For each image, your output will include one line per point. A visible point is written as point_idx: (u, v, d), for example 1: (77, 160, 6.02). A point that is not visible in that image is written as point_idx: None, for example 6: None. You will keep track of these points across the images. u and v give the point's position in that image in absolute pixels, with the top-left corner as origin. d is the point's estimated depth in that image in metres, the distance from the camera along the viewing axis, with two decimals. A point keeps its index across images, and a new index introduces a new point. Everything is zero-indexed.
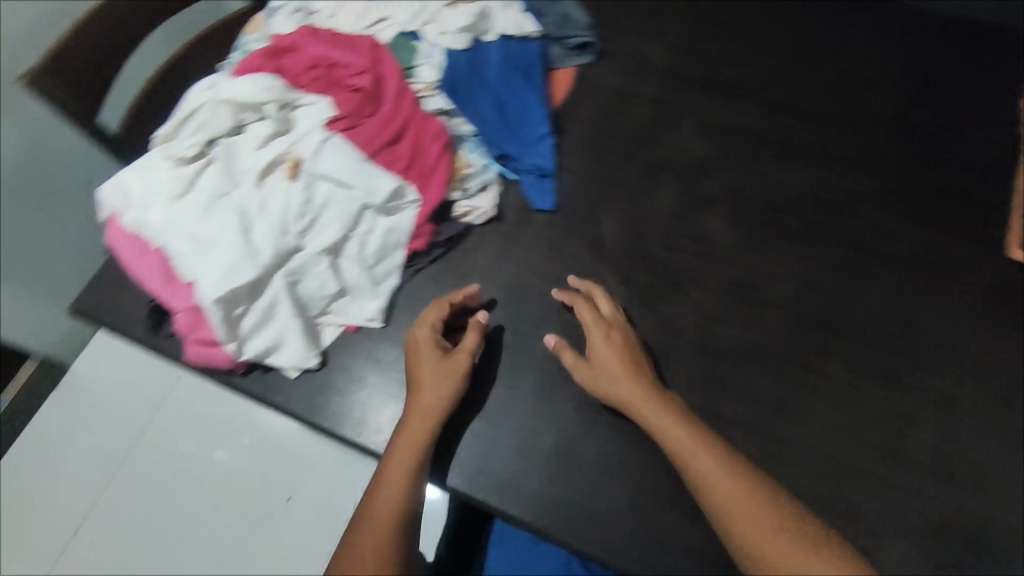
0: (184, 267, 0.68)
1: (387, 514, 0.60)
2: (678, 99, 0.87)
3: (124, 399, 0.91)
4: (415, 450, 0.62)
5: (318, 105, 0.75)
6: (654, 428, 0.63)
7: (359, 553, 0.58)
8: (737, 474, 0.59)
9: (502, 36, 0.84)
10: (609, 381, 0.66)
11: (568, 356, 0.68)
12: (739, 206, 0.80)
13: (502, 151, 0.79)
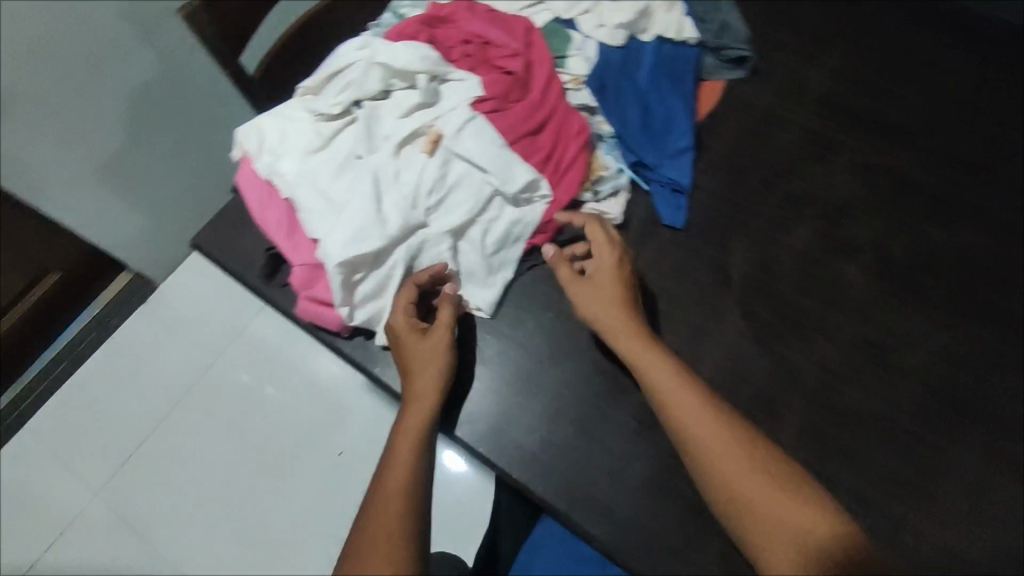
0: (312, 224, 0.69)
1: (395, 491, 0.57)
2: (833, 130, 0.81)
3: (208, 337, 1.17)
4: (416, 427, 0.61)
5: (467, 82, 0.73)
6: (639, 366, 0.62)
7: (370, 532, 0.54)
8: (718, 417, 0.59)
9: (657, 38, 0.81)
10: (596, 303, 0.66)
11: (564, 270, 0.68)
12: (883, 259, 0.74)
13: (638, 158, 0.76)
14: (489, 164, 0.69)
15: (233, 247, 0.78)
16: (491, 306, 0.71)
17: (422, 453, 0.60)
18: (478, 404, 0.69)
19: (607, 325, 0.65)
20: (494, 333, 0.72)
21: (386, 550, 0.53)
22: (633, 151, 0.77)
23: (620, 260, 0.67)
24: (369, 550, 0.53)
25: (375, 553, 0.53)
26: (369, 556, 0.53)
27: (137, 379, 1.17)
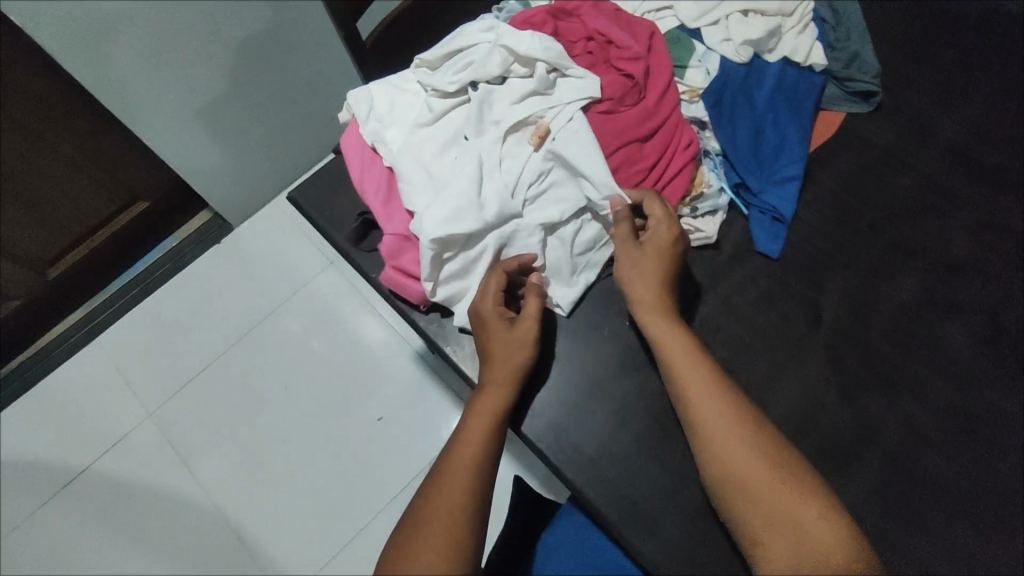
0: (410, 197, 0.70)
1: (463, 467, 0.60)
2: (958, 184, 0.76)
3: (279, 280, 1.40)
4: (489, 413, 0.63)
5: (586, 79, 0.72)
6: (662, 349, 0.64)
7: (433, 506, 0.59)
8: (726, 407, 0.60)
9: (783, 59, 0.78)
10: (637, 274, 0.66)
11: (621, 233, 0.68)
12: (990, 327, 0.70)
13: (741, 180, 0.75)
14: (589, 167, 0.68)
15: (327, 206, 0.80)
16: (569, 304, 0.71)
17: (492, 439, 0.63)
18: (543, 400, 0.69)
19: (642, 301, 0.66)
20: (569, 333, 0.72)
21: (448, 526, 0.58)
22: (737, 172, 0.75)
23: (671, 235, 0.67)
24: (433, 519, 0.58)
25: (436, 526, 0.58)
26: (433, 525, 0.58)
27: (217, 305, 1.38)
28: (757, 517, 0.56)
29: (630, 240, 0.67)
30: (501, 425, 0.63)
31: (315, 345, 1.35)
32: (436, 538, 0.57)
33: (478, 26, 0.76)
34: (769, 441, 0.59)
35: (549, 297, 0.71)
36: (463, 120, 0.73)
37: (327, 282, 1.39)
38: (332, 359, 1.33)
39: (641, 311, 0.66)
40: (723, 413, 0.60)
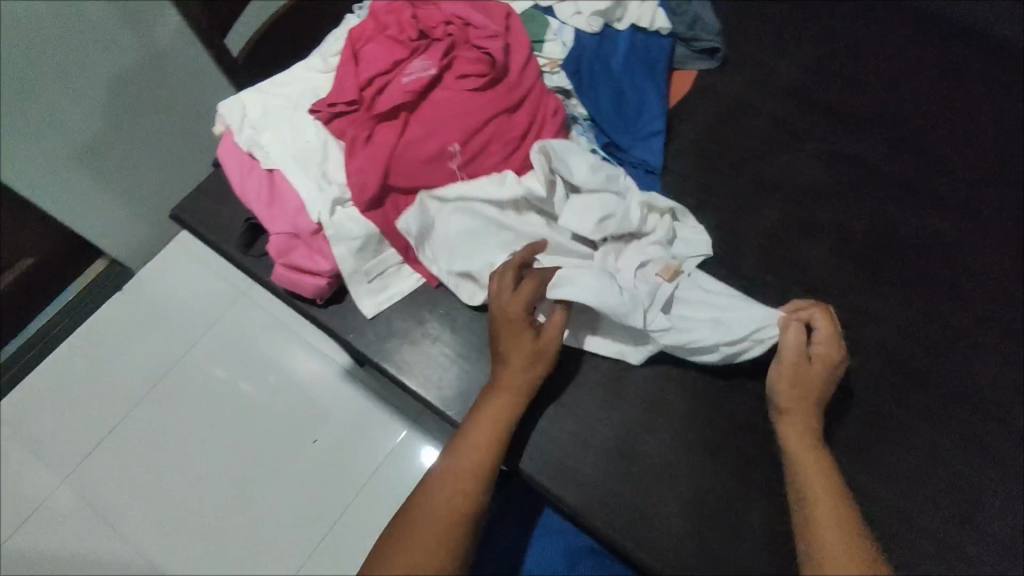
0: (312, 210, 0.70)
1: (469, 466, 0.59)
2: (801, 122, 0.84)
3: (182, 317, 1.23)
4: (502, 402, 0.63)
5: (697, 243, 0.74)
6: (800, 468, 0.59)
7: (431, 502, 0.57)
8: (856, 544, 0.53)
9: (631, 27, 0.84)
10: (794, 395, 0.62)
11: (783, 345, 0.63)
12: (845, 241, 0.77)
13: (610, 140, 0.80)
14: (723, 306, 0.68)
15: (213, 219, 0.79)
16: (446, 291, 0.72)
17: (504, 433, 0.62)
18: (452, 373, 0.71)
19: (792, 422, 0.61)
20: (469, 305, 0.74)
21: (445, 522, 0.56)
22: (605, 133, 0.80)
23: (838, 354, 0.62)
24: (430, 514, 0.57)
25: (434, 522, 0.56)
26: (431, 519, 0.56)
27: None
28: None
29: (794, 351, 0.62)
30: (513, 420, 0.63)
31: (242, 386, 1.19)
32: (430, 534, 0.56)
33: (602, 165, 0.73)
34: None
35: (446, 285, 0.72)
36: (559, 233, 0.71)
37: None
38: (257, 400, 1.18)
39: (783, 416, 0.62)
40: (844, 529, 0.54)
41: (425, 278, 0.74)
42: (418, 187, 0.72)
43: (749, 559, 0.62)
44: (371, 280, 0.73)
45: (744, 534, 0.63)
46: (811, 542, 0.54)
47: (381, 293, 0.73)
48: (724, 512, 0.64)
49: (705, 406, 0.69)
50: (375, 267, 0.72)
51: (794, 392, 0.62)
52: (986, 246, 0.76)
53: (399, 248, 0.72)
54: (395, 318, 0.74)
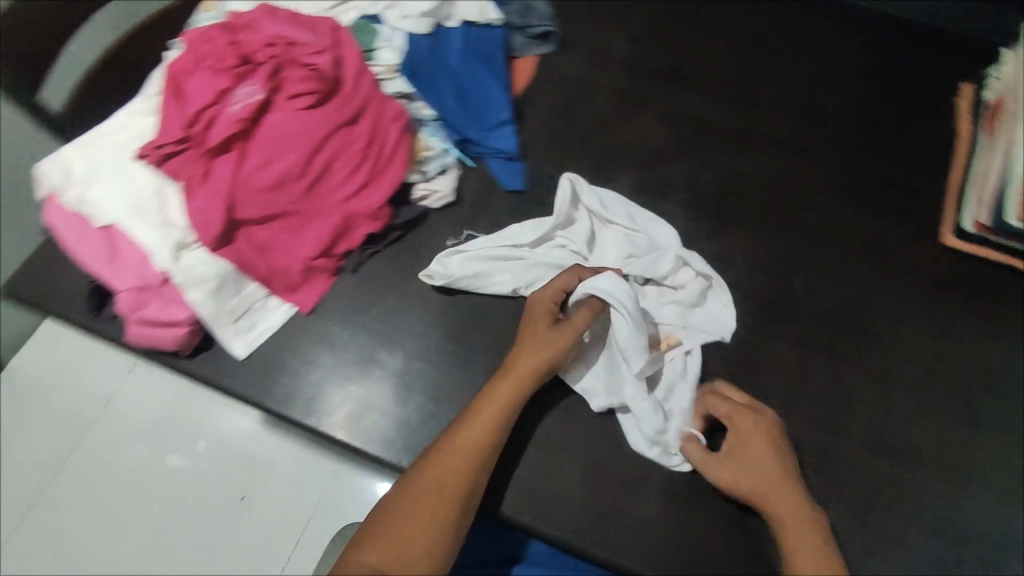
0: (159, 258, 0.66)
1: (464, 452, 0.61)
2: (641, 89, 0.87)
3: (73, 397, 0.98)
4: (499, 398, 0.64)
5: (724, 313, 0.74)
6: (783, 538, 0.61)
7: (424, 485, 0.60)
8: None
9: (463, 23, 0.84)
10: (746, 476, 0.64)
11: (692, 452, 0.66)
12: (696, 195, 0.81)
13: (462, 136, 0.80)
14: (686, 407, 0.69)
15: (54, 287, 0.73)
16: (438, 278, 0.73)
17: (499, 432, 0.63)
18: (340, 395, 0.70)
19: (763, 499, 0.63)
20: (345, 324, 0.73)
21: (435, 505, 0.59)
22: (456, 130, 0.80)
23: (750, 427, 0.66)
24: (419, 496, 0.59)
25: (423, 507, 0.58)
26: (423, 502, 0.59)
27: None
28: None
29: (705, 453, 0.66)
30: (509, 420, 0.64)
31: (174, 460, 0.95)
32: (421, 518, 0.58)
33: (653, 224, 0.77)
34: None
35: (444, 271, 0.73)
36: (568, 257, 0.74)
37: None
38: (198, 475, 0.95)
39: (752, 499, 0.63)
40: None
41: (295, 305, 0.73)
42: (270, 215, 0.70)
43: (651, 508, 0.66)
44: (238, 319, 0.70)
45: (641, 487, 0.67)
46: None
47: (252, 331, 0.71)
48: (621, 469, 0.68)
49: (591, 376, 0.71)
50: (240, 306, 0.70)
51: (745, 476, 0.64)
52: (818, 177, 0.83)
53: (261, 279, 0.71)
54: (269, 352, 0.71)
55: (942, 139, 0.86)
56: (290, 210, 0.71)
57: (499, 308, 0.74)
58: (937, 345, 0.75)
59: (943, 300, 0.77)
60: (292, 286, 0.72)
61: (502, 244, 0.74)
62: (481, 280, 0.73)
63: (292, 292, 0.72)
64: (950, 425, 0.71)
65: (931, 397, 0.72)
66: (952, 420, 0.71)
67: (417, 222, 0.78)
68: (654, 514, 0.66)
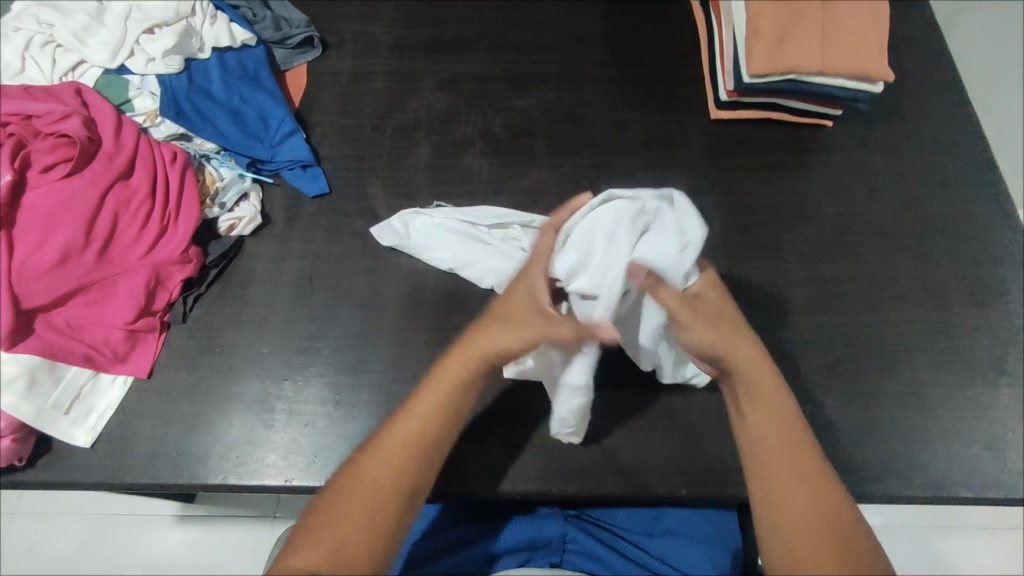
0: None
1: (401, 451, 0.59)
2: (413, 66, 0.90)
3: None
4: (451, 390, 0.61)
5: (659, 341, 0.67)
6: (743, 396, 0.63)
7: (359, 482, 0.58)
8: (794, 454, 0.60)
9: (215, 50, 0.83)
10: (717, 333, 0.62)
11: (667, 298, 0.61)
12: (492, 144, 0.86)
13: (251, 158, 0.80)
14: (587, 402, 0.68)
15: None
16: (390, 241, 0.77)
17: (438, 426, 0.60)
18: (204, 442, 0.68)
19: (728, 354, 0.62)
20: (188, 374, 0.71)
21: (368, 500, 0.57)
22: (243, 154, 0.79)
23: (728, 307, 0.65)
24: (356, 494, 0.57)
25: (360, 503, 0.57)
26: (354, 501, 0.57)
27: None
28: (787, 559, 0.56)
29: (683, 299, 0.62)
30: (451, 413, 0.61)
31: None
32: (356, 510, 0.56)
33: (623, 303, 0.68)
34: (840, 488, 0.60)
35: (405, 220, 0.78)
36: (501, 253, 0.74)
37: (29, 524, 1.21)
38: None
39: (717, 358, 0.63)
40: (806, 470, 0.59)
41: (129, 375, 0.70)
42: (64, 293, 0.67)
43: (537, 431, 0.70)
44: (69, 410, 0.67)
45: (522, 416, 0.70)
46: (754, 459, 0.61)
47: (90, 416, 0.68)
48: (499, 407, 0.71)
49: (446, 337, 0.74)
50: (66, 396, 0.67)
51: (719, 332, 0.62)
52: (594, 94, 0.89)
53: (80, 360, 0.67)
54: (118, 430, 0.68)
55: (690, 28, 0.94)
56: (85, 282, 0.68)
57: (341, 305, 0.75)
58: (735, 200, 0.83)
59: (729, 162, 0.85)
60: (119, 356, 0.69)
61: (461, 218, 0.77)
62: (425, 247, 0.76)
63: (121, 362, 0.70)
64: (765, 263, 0.79)
65: (745, 246, 0.80)
66: (765, 257, 0.79)
67: (236, 251, 0.77)
68: (540, 437, 0.69)
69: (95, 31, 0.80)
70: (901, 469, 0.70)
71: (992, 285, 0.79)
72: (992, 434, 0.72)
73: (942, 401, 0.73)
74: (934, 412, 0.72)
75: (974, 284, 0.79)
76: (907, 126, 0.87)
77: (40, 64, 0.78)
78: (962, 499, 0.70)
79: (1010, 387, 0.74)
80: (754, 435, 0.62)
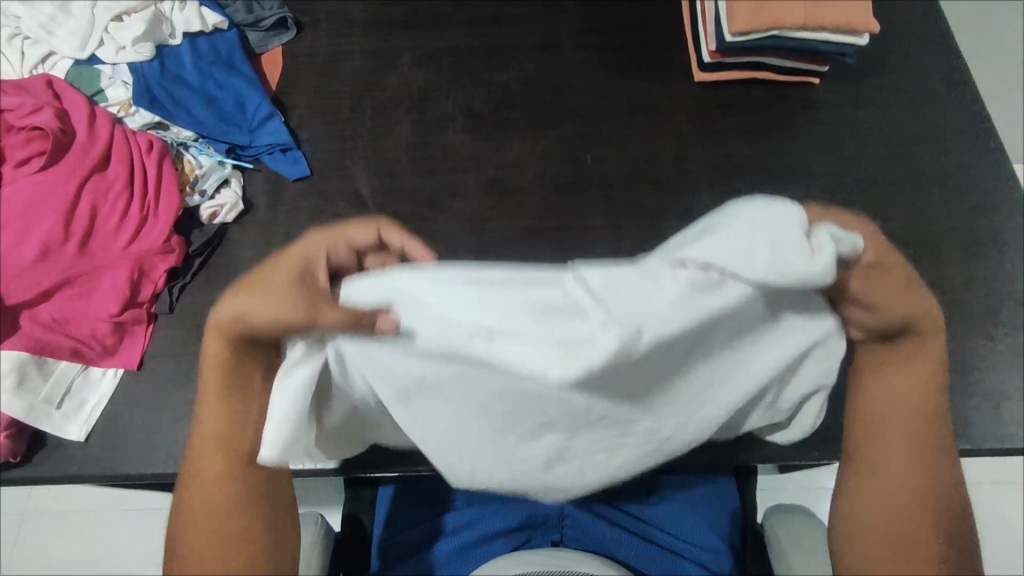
0: None
1: (206, 437, 0.58)
2: (391, 43, 0.89)
3: None
4: (220, 361, 0.56)
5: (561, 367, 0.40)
6: (891, 366, 0.58)
7: (194, 475, 0.58)
8: (917, 439, 0.57)
9: (187, 35, 0.81)
10: (904, 302, 0.55)
11: (858, 289, 0.53)
12: (474, 118, 0.84)
13: (230, 144, 0.79)
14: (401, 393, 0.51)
15: None
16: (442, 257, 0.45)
17: (230, 404, 0.58)
18: None
19: (915, 328, 0.56)
20: (178, 365, 0.71)
21: (206, 487, 0.57)
22: (222, 141, 0.79)
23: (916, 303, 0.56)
24: (194, 484, 0.58)
25: (204, 493, 0.58)
26: (196, 491, 0.58)
27: None
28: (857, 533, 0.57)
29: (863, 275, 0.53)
30: (228, 390, 0.57)
31: None
32: (199, 499, 0.58)
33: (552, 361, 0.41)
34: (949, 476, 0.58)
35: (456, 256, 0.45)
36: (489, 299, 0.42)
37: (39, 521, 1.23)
38: None
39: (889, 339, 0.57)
40: (912, 460, 0.57)
41: (119, 368, 0.70)
42: (48, 287, 0.67)
43: None
44: (61, 404, 0.67)
45: None
46: (868, 429, 0.58)
47: (83, 409, 0.68)
48: None
49: None
50: (57, 390, 0.67)
51: (908, 309, 0.55)
52: (576, 62, 0.88)
53: (68, 354, 0.67)
54: (110, 423, 0.68)
55: None
56: (69, 276, 0.68)
57: None
58: (721, 163, 0.82)
59: (715, 125, 0.84)
60: (108, 350, 0.69)
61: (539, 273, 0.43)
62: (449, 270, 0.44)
63: (110, 356, 0.69)
64: None
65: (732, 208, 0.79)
66: None
67: (220, 239, 0.76)
68: None
69: (62, 21, 0.78)
70: None
71: (985, 236, 0.78)
72: (990, 388, 0.71)
73: None
74: None
75: (967, 236, 0.78)
76: (895, 80, 0.86)
77: (10, 58, 0.77)
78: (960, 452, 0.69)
79: (1007, 339, 0.73)
80: (878, 404, 0.58)
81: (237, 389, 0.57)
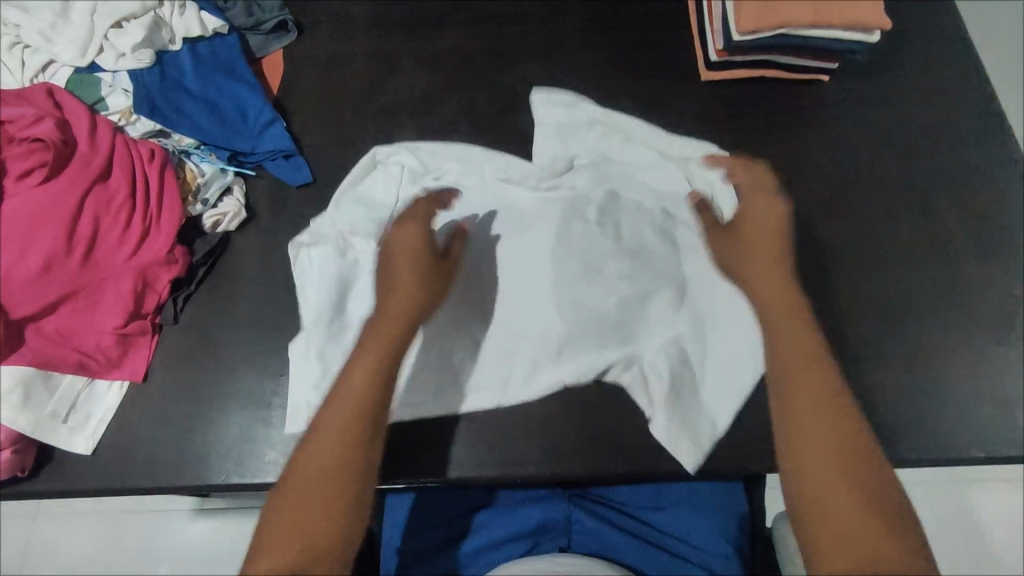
0: None
1: (337, 429, 0.57)
2: (391, 45, 0.87)
3: None
4: (389, 341, 0.61)
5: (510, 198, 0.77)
6: (770, 294, 0.65)
7: (312, 467, 0.55)
8: (825, 391, 0.59)
9: (186, 41, 0.80)
10: (761, 219, 0.68)
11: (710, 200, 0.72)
12: (477, 123, 0.83)
13: (231, 151, 0.78)
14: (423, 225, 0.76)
15: None
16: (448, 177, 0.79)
17: (372, 396, 0.58)
18: (205, 442, 0.68)
19: (775, 243, 0.67)
20: (184, 376, 0.71)
21: (325, 485, 0.55)
22: (223, 147, 0.77)
23: (777, 215, 0.67)
24: (308, 478, 0.55)
25: (314, 494, 0.54)
26: (310, 488, 0.55)
27: None
28: (808, 499, 0.54)
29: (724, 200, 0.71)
30: (377, 379, 0.59)
31: None
32: (313, 498, 0.54)
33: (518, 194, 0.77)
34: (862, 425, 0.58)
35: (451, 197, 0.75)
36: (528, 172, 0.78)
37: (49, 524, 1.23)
38: None
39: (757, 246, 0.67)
40: (826, 412, 0.57)
41: (125, 380, 0.70)
42: (53, 301, 0.67)
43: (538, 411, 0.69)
44: (67, 418, 0.67)
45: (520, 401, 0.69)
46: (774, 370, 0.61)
47: (89, 422, 0.68)
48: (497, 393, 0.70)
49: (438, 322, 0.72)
50: (62, 405, 0.67)
51: (764, 213, 0.68)
52: (580, 63, 0.86)
53: (72, 367, 0.67)
54: (116, 436, 0.68)
55: None
56: (73, 288, 0.67)
57: None
58: None
59: (721, 126, 0.82)
60: (113, 362, 0.69)
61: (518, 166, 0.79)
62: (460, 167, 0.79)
63: (115, 368, 0.69)
64: None
65: None
66: None
67: (222, 247, 0.76)
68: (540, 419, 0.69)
69: (61, 29, 0.76)
70: (909, 432, 0.69)
71: (998, 238, 0.76)
72: (1004, 394, 0.70)
73: (949, 359, 0.71)
74: (943, 373, 0.71)
75: (979, 239, 0.76)
76: (905, 77, 0.84)
77: (9, 67, 0.76)
78: (973, 459, 0.68)
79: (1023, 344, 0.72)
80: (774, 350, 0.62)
81: (384, 381, 0.59)
